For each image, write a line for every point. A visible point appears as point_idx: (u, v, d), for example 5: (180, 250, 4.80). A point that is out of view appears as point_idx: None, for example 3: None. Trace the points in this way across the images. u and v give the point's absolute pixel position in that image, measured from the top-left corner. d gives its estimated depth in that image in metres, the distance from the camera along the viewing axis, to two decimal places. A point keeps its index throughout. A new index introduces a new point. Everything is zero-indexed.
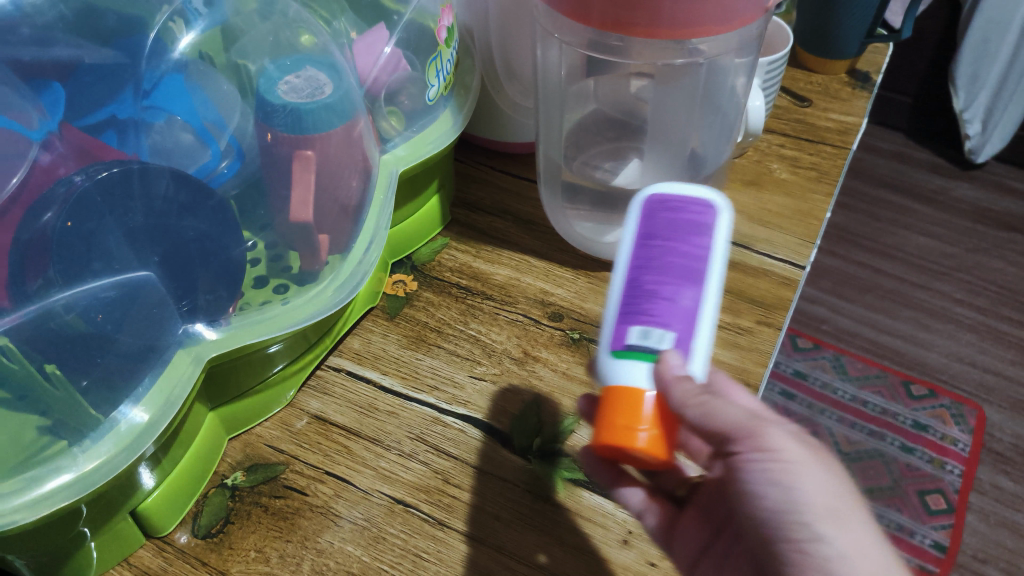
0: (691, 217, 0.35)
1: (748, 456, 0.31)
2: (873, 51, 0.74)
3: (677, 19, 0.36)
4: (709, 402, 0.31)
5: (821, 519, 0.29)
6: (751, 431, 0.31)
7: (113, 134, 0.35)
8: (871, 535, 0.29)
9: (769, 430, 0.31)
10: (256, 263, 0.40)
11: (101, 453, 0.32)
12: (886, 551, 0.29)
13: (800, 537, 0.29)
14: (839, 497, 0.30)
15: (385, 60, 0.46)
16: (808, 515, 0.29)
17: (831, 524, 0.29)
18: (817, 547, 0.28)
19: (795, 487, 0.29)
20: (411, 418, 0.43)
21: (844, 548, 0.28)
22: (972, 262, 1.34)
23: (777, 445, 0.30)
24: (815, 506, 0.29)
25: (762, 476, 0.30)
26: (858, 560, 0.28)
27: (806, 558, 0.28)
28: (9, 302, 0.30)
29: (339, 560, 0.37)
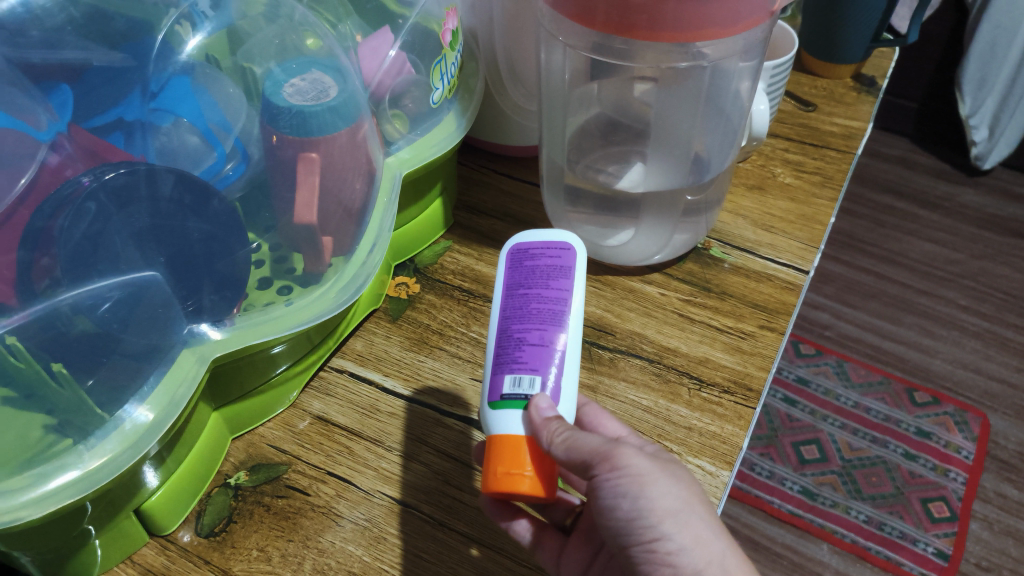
0: (548, 261, 0.40)
1: (604, 480, 0.33)
2: (879, 55, 0.74)
3: (681, 23, 0.36)
4: (565, 432, 0.33)
5: (662, 521, 0.32)
6: (609, 456, 0.33)
7: (120, 135, 0.36)
8: (708, 528, 0.33)
9: (625, 452, 0.33)
10: (260, 264, 0.40)
11: (107, 451, 0.32)
12: (722, 540, 0.33)
13: (648, 538, 0.32)
14: (683, 501, 0.33)
15: (390, 64, 0.46)
16: (651, 521, 0.32)
17: (673, 525, 0.32)
18: (659, 544, 0.32)
19: (642, 498, 0.32)
20: (413, 419, 0.44)
21: (682, 541, 0.32)
22: (978, 268, 1.33)
23: (626, 464, 0.33)
24: (657, 511, 0.32)
25: (615, 494, 0.32)
26: (696, 549, 0.32)
27: (652, 554, 0.32)
28: (17, 301, 0.30)
29: (340, 560, 0.37)
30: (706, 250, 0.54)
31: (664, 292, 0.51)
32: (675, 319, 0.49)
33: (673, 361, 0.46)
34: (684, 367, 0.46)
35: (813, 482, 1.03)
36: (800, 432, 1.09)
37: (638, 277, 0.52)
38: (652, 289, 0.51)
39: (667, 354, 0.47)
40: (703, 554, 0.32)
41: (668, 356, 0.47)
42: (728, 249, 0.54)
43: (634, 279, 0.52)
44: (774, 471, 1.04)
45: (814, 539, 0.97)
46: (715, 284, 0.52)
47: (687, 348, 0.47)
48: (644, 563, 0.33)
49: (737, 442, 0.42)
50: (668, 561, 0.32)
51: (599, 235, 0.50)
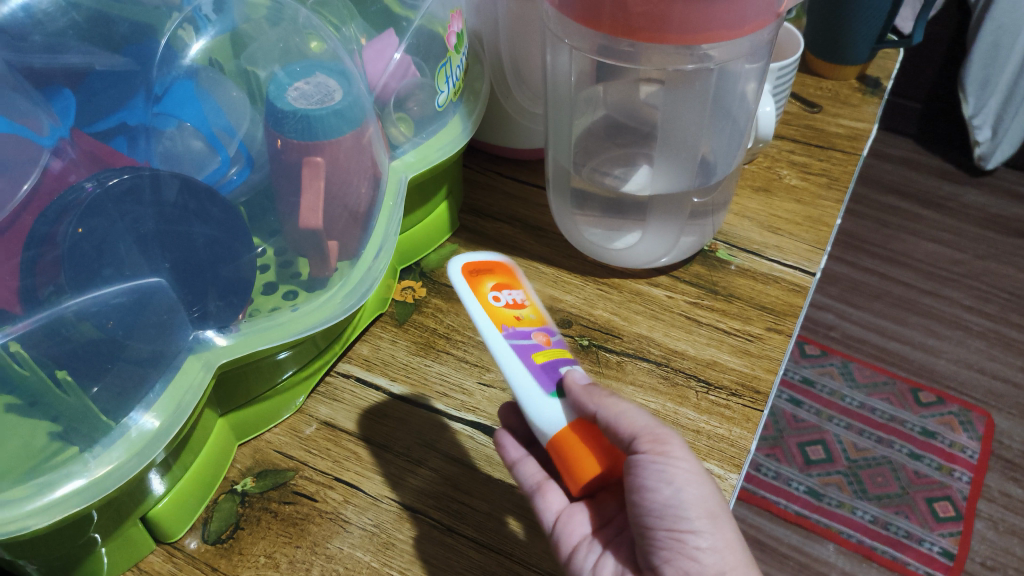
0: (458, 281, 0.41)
1: (648, 462, 0.33)
2: (884, 56, 0.74)
3: (687, 25, 0.36)
4: (618, 404, 0.35)
5: (699, 518, 0.32)
6: (661, 441, 0.34)
7: (123, 140, 0.36)
8: (736, 539, 0.33)
9: (675, 444, 0.34)
10: (266, 269, 0.40)
11: (113, 459, 0.32)
12: (746, 553, 0.34)
13: (678, 527, 0.32)
14: (719, 507, 0.33)
15: (395, 67, 0.46)
16: (688, 513, 0.32)
17: (708, 524, 0.32)
18: (689, 537, 0.32)
19: (684, 489, 0.33)
20: (420, 424, 0.43)
21: (714, 542, 0.32)
22: (981, 268, 1.33)
23: (678, 456, 0.33)
24: (697, 507, 0.33)
25: (657, 475, 0.33)
26: (724, 554, 0.33)
27: (679, 543, 0.32)
28: (21, 309, 0.30)
29: (348, 566, 0.37)
30: (712, 252, 0.54)
31: (671, 294, 0.51)
32: (682, 322, 0.49)
33: (680, 363, 0.46)
34: (691, 370, 0.46)
35: (818, 482, 1.03)
36: (805, 433, 1.09)
37: (645, 280, 0.52)
38: (659, 292, 0.51)
39: (675, 356, 0.47)
40: (730, 562, 0.33)
41: (676, 358, 0.47)
42: (734, 251, 0.54)
43: (641, 282, 0.52)
44: (779, 472, 1.04)
45: (819, 539, 0.96)
46: (722, 286, 0.51)
47: (695, 351, 0.47)
48: (665, 550, 0.33)
49: (745, 444, 0.42)
50: (693, 557, 0.32)
51: (605, 238, 0.50)
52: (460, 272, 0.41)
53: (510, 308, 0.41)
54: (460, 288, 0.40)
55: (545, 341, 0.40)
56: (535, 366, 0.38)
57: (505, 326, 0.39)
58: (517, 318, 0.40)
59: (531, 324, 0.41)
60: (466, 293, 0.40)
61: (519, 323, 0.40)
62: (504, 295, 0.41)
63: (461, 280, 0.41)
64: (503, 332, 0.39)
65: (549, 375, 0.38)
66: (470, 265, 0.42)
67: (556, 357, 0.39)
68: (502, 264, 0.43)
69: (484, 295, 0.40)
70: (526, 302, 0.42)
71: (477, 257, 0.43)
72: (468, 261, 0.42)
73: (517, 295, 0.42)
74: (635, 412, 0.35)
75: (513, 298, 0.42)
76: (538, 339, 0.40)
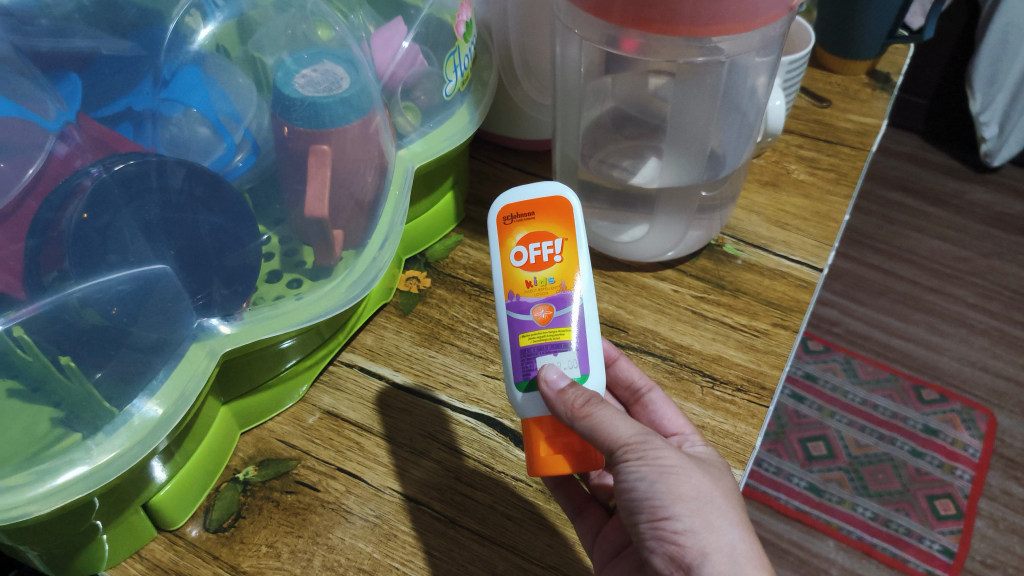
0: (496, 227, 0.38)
1: (626, 465, 0.33)
2: (895, 50, 0.73)
3: (700, 16, 0.35)
4: (596, 415, 0.33)
5: (675, 503, 0.32)
6: (635, 445, 0.33)
7: (129, 125, 0.35)
8: (724, 519, 0.32)
9: (652, 443, 0.33)
10: (271, 257, 0.40)
11: (115, 446, 0.32)
12: (737, 532, 0.32)
13: (658, 516, 0.32)
14: (701, 491, 0.33)
15: (403, 55, 0.45)
16: (664, 501, 0.32)
17: (686, 509, 0.32)
18: (667, 524, 0.32)
19: (659, 481, 0.32)
20: (423, 414, 0.43)
21: (692, 524, 0.32)
22: (986, 266, 1.33)
23: (652, 454, 0.33)
24: (674, 494, 0.32)
25: (633, 474, 0.33)
26: (706, 535, 0.32)
27: (659, 531, 0.32)
28: (24, 295, 0.29)
29: (350, 557, 0.37)
30: (719, 247, 0.54)
31: (677, 289, 0.51)
32: (688, 316, 0.49)
33: (685, 358, 0.46)
34: (696, 365, 0.46)
35: (820, 478, 1.03)
36: (807, 428, 1.09)
37: (651, 274, 0.52)
38: (665, 286, 0.51)
39: (680, 351, 0.47)
40: (713, 543, 0.32)
41: (681, 353, 0.46)
42: (741, 245, 0.54)
43: (647, 275, 0.52)
44: (781, 467, 1.04)
45: (820, 535, 0.96)
46: (728, 280, 0.51)
47: (700, 346, 0.47)
48: (650, 540, 0.33)
49: (750, 441, 0.42)
50: (676, 541, 0.32)
51: (612, 230, 0.49)
52: (494, 222, 0.38)
53: (529, 269, 0.37)
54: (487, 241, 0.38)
55: (546, 319, 0.37)
56: (517, 349, 0.37)
57: (513, 293, 0.37)
58: (529, 287, 0.37)
59: (545, 292, 0.37)
60: (491, 248, 0.38)
61: (528, 294, 0.37)
62: (530, 251, 0.38)
63: (493, 229, 0.38)
64: (506, 302, 0.37)
65: (525, 363, 0.37)
66: (508, 208, 0.38)
67: (548, 342, 0.37)
68: (551, 204, 0.38)
69: (507, 251, 0.38)
70: (558, 257, 0.38)
71: (524, 195, 0.38)
72: (506, 205, 0.38)
73: (550, 249, 0.38)
74: (613, 418, 0.33)
75: (539, 255, 0.38)
76: (540, 317, 0.37)
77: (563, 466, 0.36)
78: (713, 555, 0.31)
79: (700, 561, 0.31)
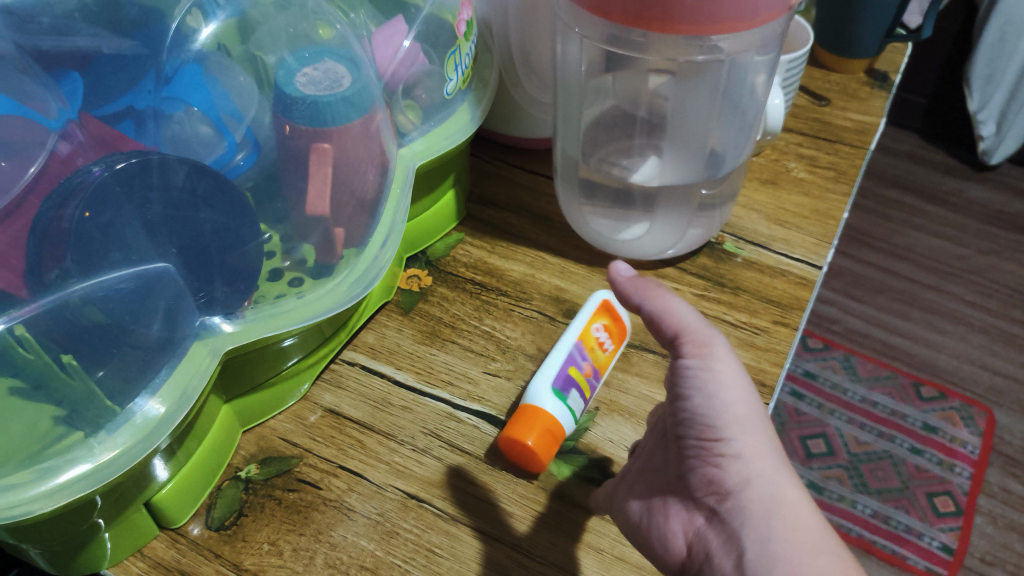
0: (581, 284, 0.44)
1: (686, 362, 0.35)
2: (892, 50, 0.74)
3: (699, 15, 0.35)
4: (662, 299, 0.36)
5: (728, 425, 0.33)
6: (699, 346, 0.35)
7: (130, 124, 0.36)
8: (769, 446, 0.34)
9: (716, 350, 0.35)
10: (272, 255, 0.39)
11: (118, 444, 0.32)
12: (779, 461, 0.34)
13: (707, 435, 0.34)
14: (753, 414, 0.34)
15: (404, 54, 0.45)
16: (717, 421, 0.33)
17: (736, 431, 0.33)
18: (716, 444, 0.33)
19: (715, 395, 0.34)
20: (425, 413, 0.43)
21: (740, 448, 0.33)
22: (984, 264, 1.33)
23: (712, 363, 0.34)
24: (728, 415, 0.33)
25: (691, 382, 0.34)
26: (751, 461, 0.33)
27: (705, 450, 0.34)
28: (27, 294, 0.30)
29: (352, 554, 0.37)
30: (719, 245, 0.54)
31: (678, 287, 0.51)
32: None
33: None
34: None
35: (819, 475, 1.03)
36: (806, 426, 1.09)
37: (651, 272, 0.52)
38: (666, 284, 0.51)
39: None
40: (756, 468, 0.33)
41: None
42: (741, 243, 0.54)
43: (647, 273, 0.52)
44: None
45: None
46: (729, 278, 0.51)
47: None
48: (694, 456, 0.34)
49: None
50: (719, 463, 0.34)
51: (612, 228, 0.50)
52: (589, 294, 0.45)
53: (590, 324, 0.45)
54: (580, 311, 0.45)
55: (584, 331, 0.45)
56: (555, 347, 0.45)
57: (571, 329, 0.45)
58: (592, 347, 0.44)
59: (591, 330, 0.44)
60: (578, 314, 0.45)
61: (590, 347, 0.44)
62: (598, 328, 0.45)
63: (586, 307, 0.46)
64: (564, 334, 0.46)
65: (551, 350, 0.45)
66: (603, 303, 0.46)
67: (578, 389, 0.42)
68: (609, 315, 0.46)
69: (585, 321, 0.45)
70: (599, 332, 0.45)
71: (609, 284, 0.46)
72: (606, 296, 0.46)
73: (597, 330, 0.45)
74: (681, 309, 0.36)
75: (602, 339, 0.44)
76: (584, 368, 0.43)
77: (530, 459, 0.39)
78: (755, 482, 0.33)
79: (741, 486, 0.33)
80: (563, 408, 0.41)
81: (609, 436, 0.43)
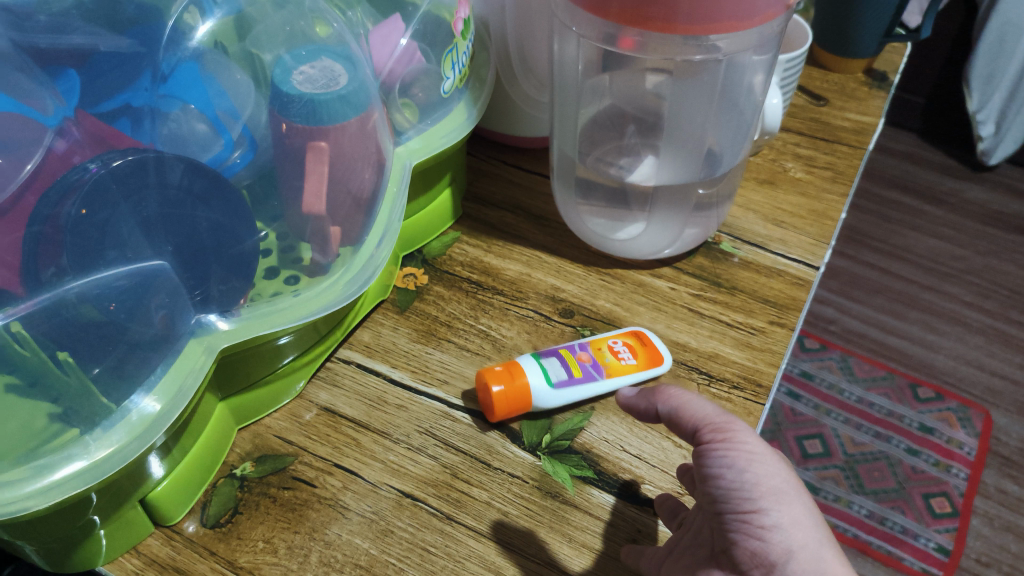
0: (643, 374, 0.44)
1: (711, 445, 0.33)
2: (891, 50, 0.74)
3: (696, 14, 0.35)
4: (677, 397, 0.37)
5: (764, 497, 0.32)
6: (721, 427, 0.34)
7: (126, 122, 0.35)
8: (807, 515, 0.32)
9: (740, 430, 0.34)
10: (267, 253, 0.40)
11: (114, 442, 0.32)
12: (819, 529, 0.33)
13: (745, 509, 0.32)
14: (788, 485, 0.33)
15: (401, 52, 0.45)
16: (753, 494, 0.32)
17: (773, 503, 0.32)
18: (755, 517, 0.31)
19: (747, 471, 0.32)
20: (421, 412, 0.43)
21: (779, 520, 0.31)
22: (983, 265, 1.33)
23: (740, 440, 0.33)
24: (761, 487, 0.32)
25: (719, 462, 0.33)
26: (792, 532, 0.32)
27: (746, 525, 0.32)
28: (24, 291, 0.29)
29: (346, 552, 0.37)
30: (716, 244, 0.54)
31: (674, 286, 0.51)
32: (684, 314, 0.49)
33: (682, 355, 0.46)
34: (693, 362, 0.46)
35: (815, 476, 1.03)
36: (803, 426, 1.09)
37: (648, 272, 0.52)
38: (662, 283, 0.51)
39: (677, 348, 0.47)
40: (798, 540, 0.32)
41: (678, 350, 0.47)
42: (738, 243, 0.54)
43: (643, 273, 0.52)
44: None
45: None
46: (725, 278, 0.51)
47: (697, 343, 0.47)
48: (734, 532, 0.32)
49: None
50: (760, 536, 0.31)
51: (609, 227, 0.50)
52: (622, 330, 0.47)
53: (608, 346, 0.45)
54: (604, 333, 0.47)
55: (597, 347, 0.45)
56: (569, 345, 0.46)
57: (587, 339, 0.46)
58: (600, 348, 0.45)
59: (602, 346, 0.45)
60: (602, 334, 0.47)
61: (598, 346, 0.45)
62: (619, 344, 0.45)
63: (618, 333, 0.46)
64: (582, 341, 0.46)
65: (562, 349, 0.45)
66: (642, 335, 0.46)
67: (563, 362, 0.43)
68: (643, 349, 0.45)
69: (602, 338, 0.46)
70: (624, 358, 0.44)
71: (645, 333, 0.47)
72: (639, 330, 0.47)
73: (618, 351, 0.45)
74: (698, 401, 0.36)
75: (618, 351, 0.45)
76: (580, 354, 0.44)
77: (491, 406, 0.41)
78: (798, 553, 0.31)
79: (784, 558, 0.31)
80: (536, 365, 0.43)
81: (604, 435, 0.43)
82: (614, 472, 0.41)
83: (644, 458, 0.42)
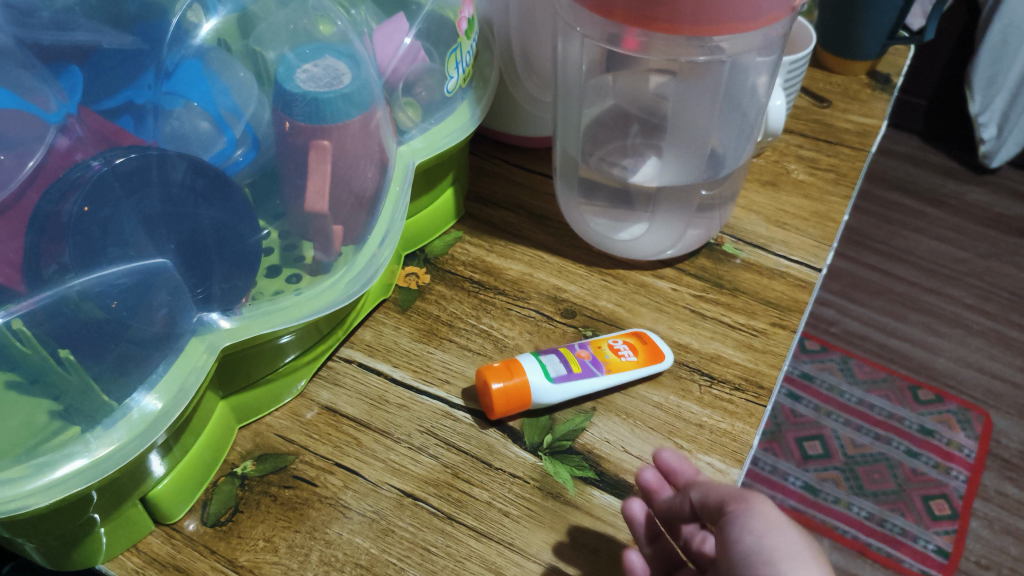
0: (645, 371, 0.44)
1: (729, 513, 0.32)
2: (894, 52, 0.74)
3: (702, 15, 0.35)
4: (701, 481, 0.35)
5: (783, 560, 0.29)
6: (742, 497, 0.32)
7: (130, 119, 0.35)
8: None
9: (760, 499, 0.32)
10: (270, 252, 0.39)
11: (115, 440, 0.32)
12: None
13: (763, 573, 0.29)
14: (808, 556, 0.30)
15: (405, 51, 0.45)
16: (771, 556, 0.30)
17: (792, 567, 0.29)
18: None
19: (766, 537, 0.30)
20: (422, 411, 0.43)
21: None
22: (984, 268, 1.33)
23: (759, 506, 0.32)
24: (780, 551, 0.30)
25: (738, 527, 0.31)
26: None
27: None
28: (25, 288, 0.30)
29: (347, 552, 0.37)
30: (718, 246, 0.54)
31: (676, 287, 0.51)
32: (686, 315, 0.49)
33: (683, 356, 0.46)
34: (695, 363, 0.46)
35: (815, 477, 1.03)
36: (804, 428, 1.09)
37: (650, 273, 0.52)
38: (664, 284, 0.51)
39: (678, 349, 0.47)
40: None
41: (679, 351, 0.47)
42: (740, 245, 0.54)
43: (645, 273, 0.52)
44: (777, 466, 1.04)
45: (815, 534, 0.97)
46: (728, 279, 0.51)
47: (699, 344, 0.47)
48: None
49: (748, 439, 0.42)
50: None
51: (611, 228, 0.50)
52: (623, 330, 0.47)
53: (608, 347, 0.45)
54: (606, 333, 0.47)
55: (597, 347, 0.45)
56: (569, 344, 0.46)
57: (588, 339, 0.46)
58: (600, 345, 0.45)
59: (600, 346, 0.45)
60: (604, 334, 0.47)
61: (598, 345, 0.45)
62: (620, 343, 0.45)
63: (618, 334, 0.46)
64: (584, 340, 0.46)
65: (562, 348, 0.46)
66: (642, 334, 0.46)
67: (562, 359, 0.44)
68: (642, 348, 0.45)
69: (602, 337, 0.46)
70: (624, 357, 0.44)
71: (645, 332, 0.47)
72: (640, 330, 0.47)
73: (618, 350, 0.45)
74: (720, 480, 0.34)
75: (618, 347, 0.45)
76: (580, 351, 0.44)
77: (490, 405, 0.41)
78: None
79: None
80: (536, 363, 0.43)
81: (605, 436, 0.43)
82: (614, 473, 0.41)
83: (645, 459, 0.42)
